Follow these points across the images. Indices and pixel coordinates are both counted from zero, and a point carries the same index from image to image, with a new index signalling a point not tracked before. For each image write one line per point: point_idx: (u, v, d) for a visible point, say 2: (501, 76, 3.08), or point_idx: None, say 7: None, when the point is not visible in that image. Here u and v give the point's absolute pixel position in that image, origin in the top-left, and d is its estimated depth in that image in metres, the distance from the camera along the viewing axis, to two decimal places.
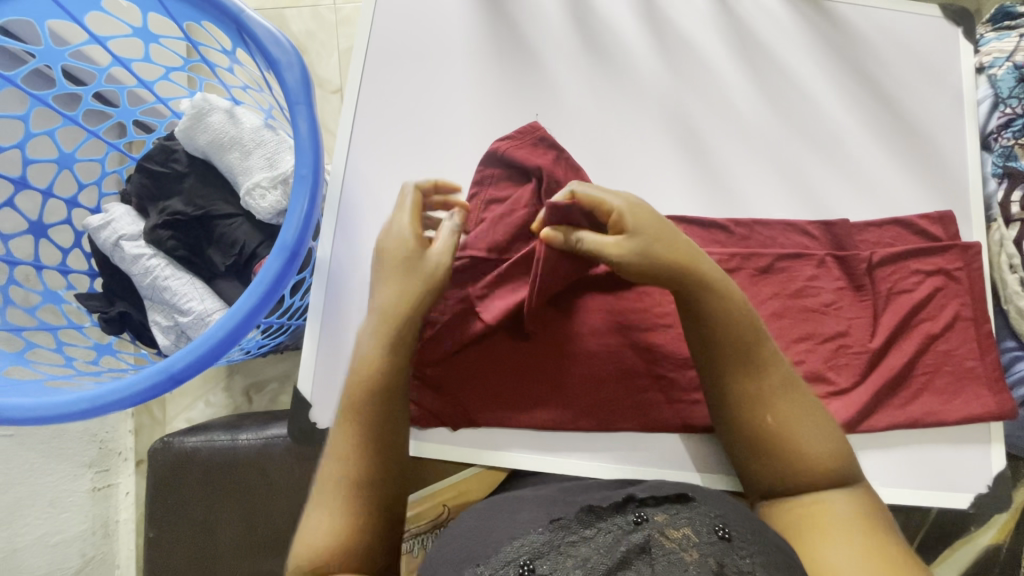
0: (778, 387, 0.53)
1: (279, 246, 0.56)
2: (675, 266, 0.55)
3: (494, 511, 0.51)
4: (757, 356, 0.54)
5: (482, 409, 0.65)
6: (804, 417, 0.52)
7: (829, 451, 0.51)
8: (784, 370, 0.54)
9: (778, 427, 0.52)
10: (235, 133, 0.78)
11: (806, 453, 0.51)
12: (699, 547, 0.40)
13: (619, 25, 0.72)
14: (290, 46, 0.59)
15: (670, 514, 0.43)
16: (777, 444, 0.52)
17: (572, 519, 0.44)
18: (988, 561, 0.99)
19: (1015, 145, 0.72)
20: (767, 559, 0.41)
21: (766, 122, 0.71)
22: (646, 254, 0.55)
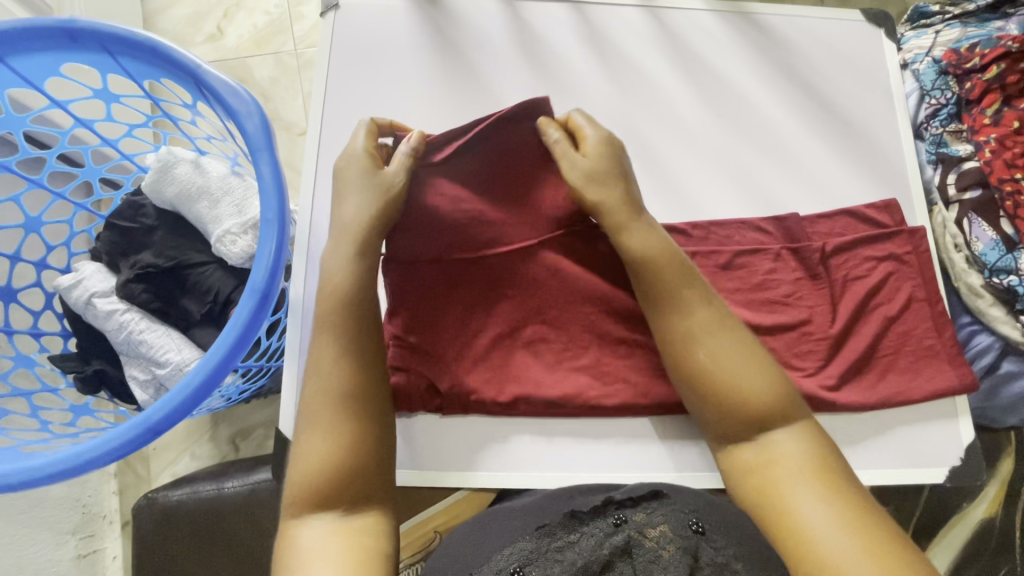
0: (701, 324, 0.56)
1: (250, 290, 0.56)
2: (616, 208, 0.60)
3: (481, 522, 0.53)
4: (671, 289, 0.57)
5: (467, 404, 0.64)
6: (741, 361, 0.54)
7: (756, 378, 0.53)
8: (702, 302, 0.57)
9: (702, 352, 0.55)
10: (202, 183, 0.81)
11: (741, 389, 0.53)
12: (676, 543, 0.42)
13: (565, 49, 0.76)
14: (248, 96, 0.61)
15: (647, 512, 0.45)
16: (701, 368, 0.55)
17: (556, 523, 0.46)
18: (983, 535, 1.01)
19: (944, 133, 0.76)
20: (737, 550, 0.44)
21: (712, 128, 0.74)
22: (589, 178, 0.61)
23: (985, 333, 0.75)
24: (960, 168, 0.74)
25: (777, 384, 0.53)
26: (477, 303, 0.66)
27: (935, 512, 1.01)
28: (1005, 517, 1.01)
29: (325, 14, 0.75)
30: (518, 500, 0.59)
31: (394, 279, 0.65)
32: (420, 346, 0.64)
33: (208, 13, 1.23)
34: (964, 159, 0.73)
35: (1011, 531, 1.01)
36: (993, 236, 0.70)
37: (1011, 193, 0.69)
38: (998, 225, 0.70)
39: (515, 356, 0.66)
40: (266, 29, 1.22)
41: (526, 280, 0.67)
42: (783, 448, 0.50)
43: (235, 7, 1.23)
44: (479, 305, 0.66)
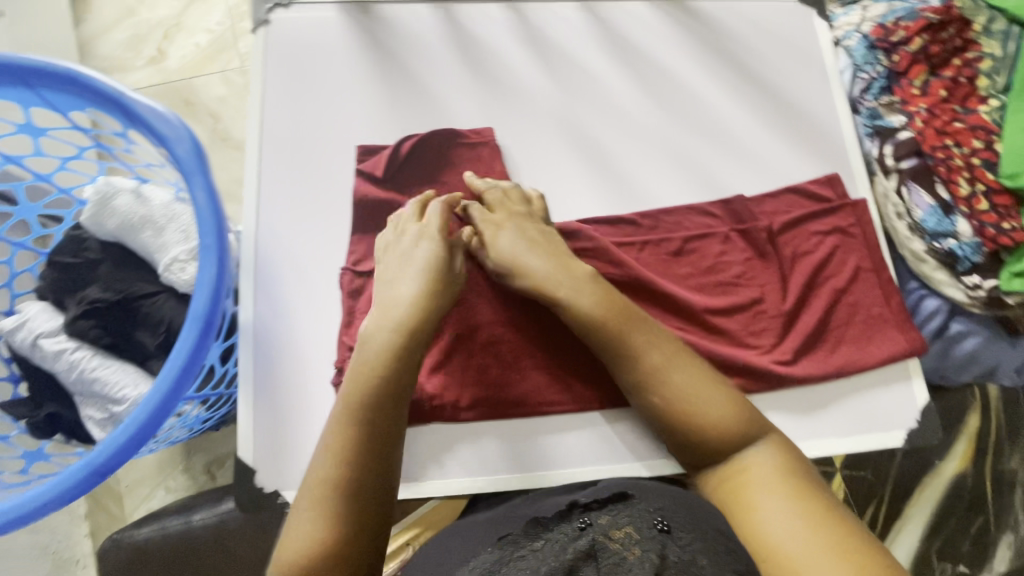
0: (655, 368, 0.57)
1: (191, 318, 0.55)
2: (537, 271, 0.62)
3: (443, 540, 0.54)
4: (626, 341, 0.58)
5: (428, 407, 0.64)
6: (697, 391, 0.56)
7: (714, 408, 0.55)
8: (657, 346, 0.58)
9: (660, 395, 0.56)
10: (145, 212, 0.79)
11: (703, 421, 0.54)
12: (641, 544, 0.42)
13: (504, 50, 0.75)
14: (177, 120, 0.59)
15: (612, 515, 0.46)
16: (661, 409, 0.56)
17: (518, 534, 0.47)
18: (957, 490, 1.04)
19: (877, 106, 0.76)
20: (704, 547, 0.43)
21: (655, 118, 0.75)
22: (513, 268, 0.63)
23: (932, 297, 0.76)
24: (897, 138, 0.75)
25: (737, 411, 0.55)
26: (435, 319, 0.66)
27: (909, 473, 1.04)
28: (976, 472, 1.04)
29: (256, 31, 0.74)
30: (483, 512, 0.59)
31: (349, 280, 0.66)
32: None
33: (148, 35, 1.19)
34: (899, 129, 0.75)
35: (983, 484, 1.04)
36: (930, 202, 0.72)
37: (944, 158, 0.71)
38: (934, 191, 0.72)
39: (473, 357, 0.66)
40: (209, 48, 1.19)
41: (476, 275, 0.67)
42: (752, 470, 0.51)
43: (174, 28, 1.20)
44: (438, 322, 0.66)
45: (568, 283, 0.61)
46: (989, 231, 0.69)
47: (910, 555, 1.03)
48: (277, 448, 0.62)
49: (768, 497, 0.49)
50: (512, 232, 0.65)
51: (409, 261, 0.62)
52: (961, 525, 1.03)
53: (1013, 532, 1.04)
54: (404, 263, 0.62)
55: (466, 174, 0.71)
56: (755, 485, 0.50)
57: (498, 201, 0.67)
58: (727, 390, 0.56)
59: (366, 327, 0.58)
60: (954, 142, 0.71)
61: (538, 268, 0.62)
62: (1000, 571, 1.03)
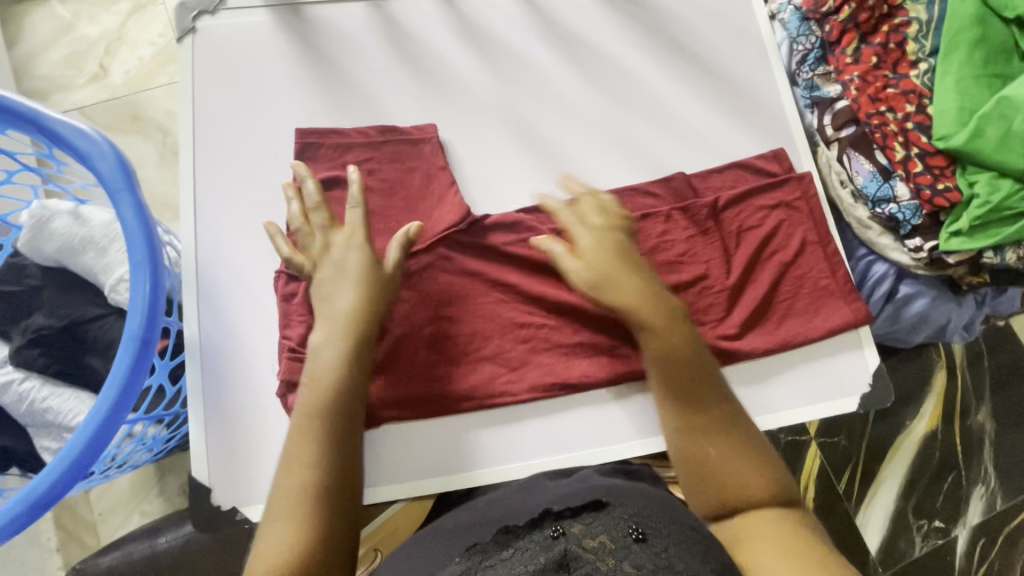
0: (703, 398, 0.56)
1: (126, 338, 0.54)
2: (630, 293, 0.59)
3: (412, 549, 0.53)
4: (679, 364, 0.57)
5: (379, 410, 0.64)
6: (730, 431, 0.54)
7: (747, 452, 0.53)
8: (707, 375, 0.57)
9: (694, 426, 0.55)
10: (85, 233, 0.77)
11: (735, 465, 0.52)
12: (616, 554, 0.40)
13: (439, 44, 0.74)
14: (98, 136, 0.58)
15: (586, 523, 0.43)
16: (694, 441, 0.54)
17: (488, 543, 0.44)
18: (929, 449, 1.05)
19: (814, 77, 0.78)
20: (680, 550, 0.42)
21: (595, 103, 0.75)
22: (597, 284, 0.60)
23: (881, 261, 0.77)
24: (833, 109, 0.76)
25: (769, 461, 0.53)
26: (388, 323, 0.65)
27: (881, 436, 1.06)
28: (944, 431, 1.06)
29: (182, 39, 0.72)
30: (454, 514, 0.59)
31: (283, 286, 0.64)
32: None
33: (88, 51, 1.16)
34: (835, 99, 0.76)
35: (954, 441, 1.06)
36: (870, 168, 0.73)
37: (879, 125, 0.72)
38: (873, 157, 0.73)
39: (421, 355, 0.65)
40: (153, 60, 1.16)
41: (414, 274, 0.66)
42: (765, 524, 0.49)
43: (116, 42, 1.16)
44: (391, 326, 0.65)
45: (610, 284, 0.60)
46: (925, 193, 0.69)
47: (887, 516, 1.04)
48: (234, 466, 0.62)
49: (755, 544, 0.47)
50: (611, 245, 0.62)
51: (343, 275, 0.60)
52: (935, 483, 1.05)
53: (984, 485, 1.05)
54: (336, 277, 0.60)
55: (407, 172, 0.70)
56: (752, 533, 0.48)
57: (597, 206, 0.64)
58: (716, 399, 0.56)
59: (315, 341, 0.57)
60: (887, 108, 0.72)
61: (619, 293, 0.60)
62: (976, 524, 1.04)
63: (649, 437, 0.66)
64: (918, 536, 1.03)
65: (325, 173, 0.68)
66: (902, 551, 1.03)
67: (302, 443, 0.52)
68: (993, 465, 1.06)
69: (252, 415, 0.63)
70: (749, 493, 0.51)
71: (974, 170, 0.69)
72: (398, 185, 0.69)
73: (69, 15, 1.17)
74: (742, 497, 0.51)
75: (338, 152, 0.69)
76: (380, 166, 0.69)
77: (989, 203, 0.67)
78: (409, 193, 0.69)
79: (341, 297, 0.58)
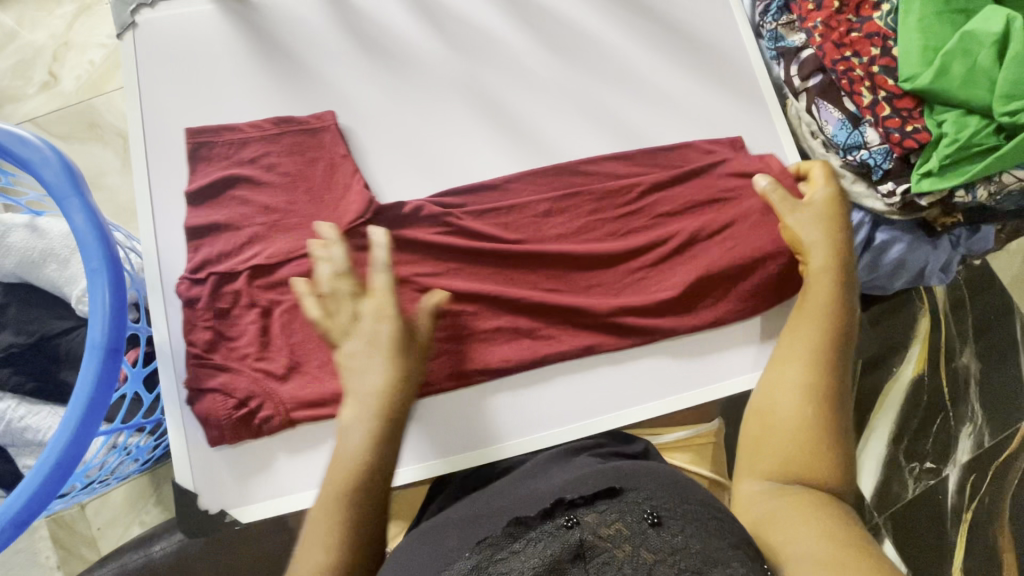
0: (829, 380, 0.53)
1: (91, 347, 0.52)
2: (817, 244, 0.60)
3: (422, 541, 0.48)
4: (827, 333, 0.55)
5: (291, 412, 0.62)
6: (835, 427, 0.50)
7: (835, 453, 0.49)
8: (839, 358, 0.54)
9: (811, 395, 0.52)
10: (44, 245, 0.74)
11: (820, 452, 0.49)
12: (631, 540, 0.40)
13: (392, 21, 0.72)
14: (40, 143, 0.56)
15: (599, 511, 0.43)
16: (797, 402, 0.52)
17: (499, 536, 0.43)
18: (917, 392, 1.07)
19: (778, 27, 0.77)
20: (696, 530, 0.41)
21: (557, 71, 0.73)
22: (831, 243, 0.60)
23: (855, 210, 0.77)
24: (799, 58, 0.75)
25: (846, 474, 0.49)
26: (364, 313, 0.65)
27: (870, 383, 1.07)
28: (931, 375, 1.07)
29: (122, 36, 0.69)
30: (469, 504, 0.53)
31: (185, 290, 0.64)
32: (251, 361, 0.63)
33: (35, 59, 1.11)
34: (800, 48, 0.75)
35: (942, 384, 1.07)
36: (839, 116, 0.72)
37: (845, 71, 0.71)
38: (842, 105, 0.72)
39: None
40: (104, 64, 1.12)
41: (385, 261, 0.66)
42: (814, 506, 0.45)
43: (63, 48, 1.12)
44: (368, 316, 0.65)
45: (806, 215, 0.62)
46: (894, 136, 0.69)
47: (880, 461, 1.05)
48: (220, 470, 0.62)
49: (791, 520, 0.44)
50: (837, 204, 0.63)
51: (378, 343, 0.53)
52: (923, 426, 1.06)
53: (972, 423, 1.06)
54: (372, 347, 0.53)
55: (308, 164, 0.68)
56: (784, 514, 0.45)
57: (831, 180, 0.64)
58: (837, 398, 0.52)
59: (341, 417, 0.51)
60: (852, 53, 0.71)
61: (817, 236, 0.61)
62: (966, 461, 1.06)
63: (631, 407, 0.67)
64: (911, 478, 1.05)
65: (221, 173, 0.67)
66: (896, 494, 1.05)
67: (319, 517, 0.47)
68: (979, 404, 1.07)
69: None
70: (814, 474, 0.48)
71: (941, 109, 0.68)
72: (300, 178, 0.67)
73: (10, 22, 1.11)
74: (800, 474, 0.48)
75: (235, 149, 0.67)
76: (281, 160, 0.68)
77: (957, 141, 0.66)
78: (312, 186, 0.67)
79: (371, 375, 0.52)
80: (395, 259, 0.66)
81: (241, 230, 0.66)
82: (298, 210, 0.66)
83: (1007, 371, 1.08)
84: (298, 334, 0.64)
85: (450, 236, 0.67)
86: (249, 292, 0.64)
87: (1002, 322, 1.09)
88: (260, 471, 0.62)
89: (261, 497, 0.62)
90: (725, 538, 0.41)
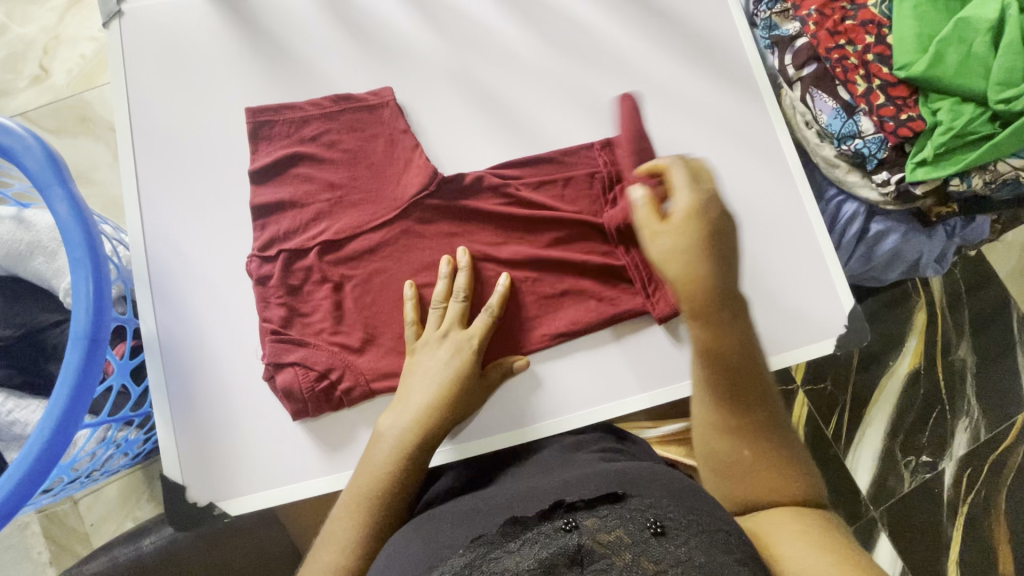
0: (752, 402, 0.50)
1: (73, 337, 0.52)
2: (699, 261, 0.49)
3: (411, 536, 0.48)
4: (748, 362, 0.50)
5: (371, 383, 0.62)
6: (767, 455, 0.49)
7: (780, 479, 0.48)
8: (752, 370, 0.50)
9: (738, 425, 0.50)
10: (32, 238, 0.73)
11: (769, 482, 0.48)
12: (632, 548, 0.39)
13: (382, 8, 0.71)
14: (22, 130, 0.55)
15: (600, 516, 0.41)
16: (728, 438, 0.49)
17: (494, 534, 0.42)
18: (913, 385, 1.07)
19: (772, 15, 0.76)
20: (699, 543, 0.40)
21: (549, 60, 0.72)
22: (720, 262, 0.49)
23: (850, 200, 0.77)
24: (794, 47, 0.74)
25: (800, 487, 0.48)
26: (358, 305, 0.65)
27: (866, 376, 1.07)
28: (927, 369, 1.07)
29: (109, 25, 0.68)
30: (474, 495, 0.53)
31: (256, 268, 0.64)
32: (302, 337, 0.63)
33: (25, 53, 1.10)
34: (794, 37, 0.74)
35: (938, 378, 1.07)
36: (833, 105, 0.71)
37: (840, 58, 0.70)
38: (836, 94, 0.71)
39: (383, 335, 0.64)
40: (96, 58, 1.11)
41: (377, 251, 0.66)
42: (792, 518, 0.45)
43: (53, 41, 1.10)
44: (361, 308, 0.65)
45: (666, 244, 0.50)
46: (888, 124, 0.68)
47: (876, 454, 1.05)
48: (208, 462, 0.61)
49: (783, 529, 0.45)
50: (698, 222, 0.49)
51: (439, 368, 0.59)
52: (921, 419, 1.06)
53: (968, 417, 1.06)
54: (432, 371, 0.59)
55: (367, 139, 0.67)
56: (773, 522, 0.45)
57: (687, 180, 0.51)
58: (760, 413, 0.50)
59: (382, 422, 0.56)
60: (847, 40, 0.71)
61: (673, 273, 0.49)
62: (962, 455, 1.05)
63: (632, 396, 0.65)
64: (907, 472, 1.05)
65: (284, 150, 0.66)
66: (892, 488, 1.04)
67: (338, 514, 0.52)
68: (976, 398, 1.07)
69: (227, 405, 0.62)
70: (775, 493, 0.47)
71: (937, 97, 0.67)
72: (362, 155, 0.67)
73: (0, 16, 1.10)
74: (768, 496, 0.47)
75: (295, 128, 0.67)
76: (341, 136, 0.67)
77: (952, 129, 0.65)
78: (373, 161, 0.67)
79: (419, 392, 0.57)
80: (388, 250, 0.66)
81: (307, 207, 0.66)
82: (361, 185, 0.67)
83: (1005, 365, 1.07)
84: (290, 323, 0.63)
85: (464, 223, 0.67)
86: (321, 268, 0.65)
87: (999, 316, 1.09)
88: (250, 463, 0.62)
89: (251, 490, 0.61)
90: (728, 550, 0.40)
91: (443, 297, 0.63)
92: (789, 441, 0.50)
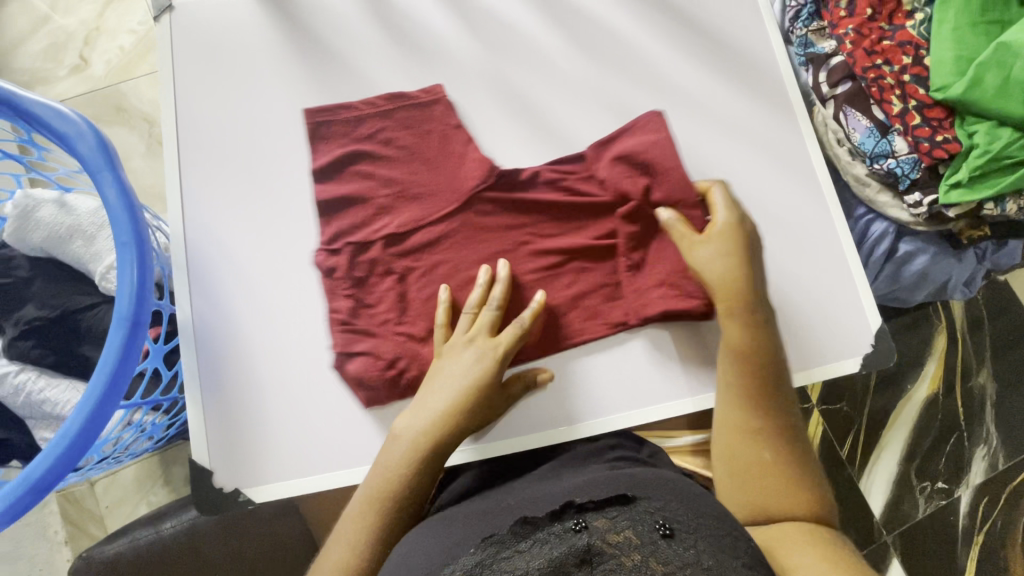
0: (774, 412, 0.56)
1: (116, 318, 0.53)
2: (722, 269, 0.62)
3: (424, 536, 0.48)
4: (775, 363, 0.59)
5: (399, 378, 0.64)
6: (786, 466, 0.54)
7: (795, 491, 0.52)
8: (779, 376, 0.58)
9: (761, 435, 0.55)
10: (72, 221, 0.75)
11: (785, 497, 0.52)
12: (641, 549, 0.39)
13: (421, 13, 0.72)
14: (77, 117, 0.57)
15: (610, 517, 0.42)
16: (749, 442, 0.55)
17: (504, 533, 0.42)
18: (932, 410, 1.05)
19: (808, 33, 0.76)
20: (708, 546, 0.40)
21: (584, 69, 0.73)
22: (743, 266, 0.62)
23: (879, 220, 0.76)
24: (829, 64, 0.74)
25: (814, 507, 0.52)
26: (389, 302, 0.66)
27: (883, 397, 1.06)
28: (946, 395, 1.06)
29: (159, 19, 0.70)
30: (489, 497, 0.54)
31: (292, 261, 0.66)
32: (369, 326, 0.65)
33: (67, 43, 1.13)
34: (830, 55, 0.74)
35: (956, 403, 1.05)
36: (867, 124, 0.71)
37: (876, 78, 0.71)
38: (870, 113, 0.71)
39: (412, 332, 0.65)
40: (135, 50, 1.13)
41: (410, 250, 0.67)
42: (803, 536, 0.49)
43: (94, 32, 1.14)
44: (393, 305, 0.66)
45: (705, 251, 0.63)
46: (924, 146, 0.68)
47: (890, 478, 1.04)
48: (234, 449, 0.62)
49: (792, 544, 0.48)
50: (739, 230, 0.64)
51: (463, 374, 0.59)
52: (938, 445, 1.04)
53: (986, 445, 1.05)
54: (455, 376, 0.59)
55: (408, 140, 0.69)
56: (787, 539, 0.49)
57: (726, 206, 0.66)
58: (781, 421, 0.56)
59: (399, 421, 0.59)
60: (884, 60, 0.71)
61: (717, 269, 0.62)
62: (979, 483, 1.04)
63: (652, 406, 0.64)
64: (922, 497, 1.03)
65: (343, 149, 0.69)
66: (905, 513, 1.03)
67: (352, 507, 0.55)
68: (995, 426, 1.05)
69: (253, 397, 0.63)
70: (787, 509, 0.52)
71: (973, 120, 0.68)
72: (418, 151, 0.70)
73: (45, 7, 1.13)
74: (781, 510, 0.52)
75: (350, 127, 0.69)
76: (396, 133, 0.70)
77: (989, 152, 0.66)
78: (429, 156, 0.69)
79: (442, 395, 0.59)
80: (420, 250, 0.67)
81: (343, 204, 0.67)
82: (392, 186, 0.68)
83: None
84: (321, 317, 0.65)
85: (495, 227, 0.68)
86: (386, 260, 0.67)
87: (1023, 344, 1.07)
88: (274, 452, 0.62)
89: (275, 478, 0.62)
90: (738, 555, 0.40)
91: (473, 305, 0.64)
92: (810, 460, 0.55)
